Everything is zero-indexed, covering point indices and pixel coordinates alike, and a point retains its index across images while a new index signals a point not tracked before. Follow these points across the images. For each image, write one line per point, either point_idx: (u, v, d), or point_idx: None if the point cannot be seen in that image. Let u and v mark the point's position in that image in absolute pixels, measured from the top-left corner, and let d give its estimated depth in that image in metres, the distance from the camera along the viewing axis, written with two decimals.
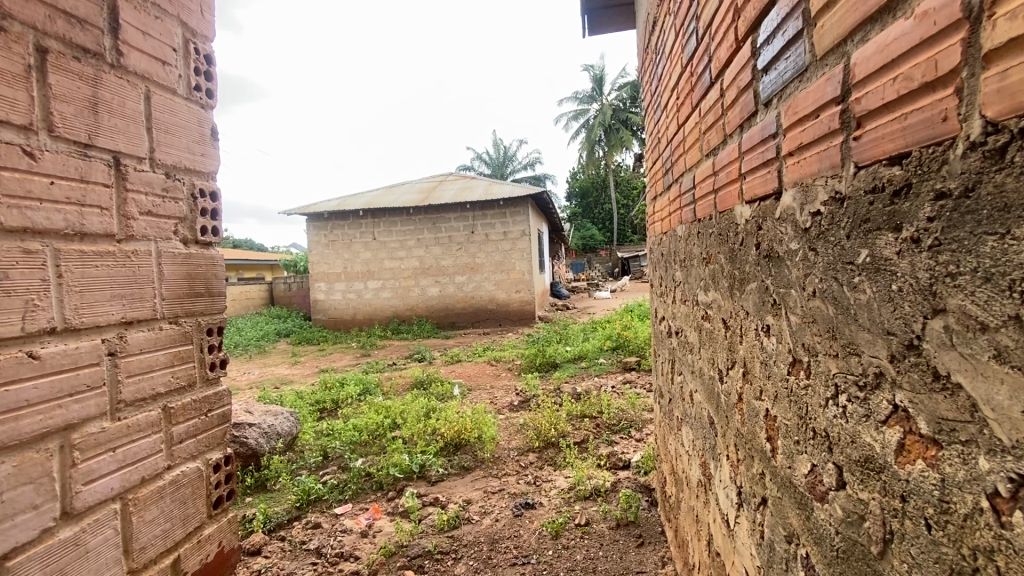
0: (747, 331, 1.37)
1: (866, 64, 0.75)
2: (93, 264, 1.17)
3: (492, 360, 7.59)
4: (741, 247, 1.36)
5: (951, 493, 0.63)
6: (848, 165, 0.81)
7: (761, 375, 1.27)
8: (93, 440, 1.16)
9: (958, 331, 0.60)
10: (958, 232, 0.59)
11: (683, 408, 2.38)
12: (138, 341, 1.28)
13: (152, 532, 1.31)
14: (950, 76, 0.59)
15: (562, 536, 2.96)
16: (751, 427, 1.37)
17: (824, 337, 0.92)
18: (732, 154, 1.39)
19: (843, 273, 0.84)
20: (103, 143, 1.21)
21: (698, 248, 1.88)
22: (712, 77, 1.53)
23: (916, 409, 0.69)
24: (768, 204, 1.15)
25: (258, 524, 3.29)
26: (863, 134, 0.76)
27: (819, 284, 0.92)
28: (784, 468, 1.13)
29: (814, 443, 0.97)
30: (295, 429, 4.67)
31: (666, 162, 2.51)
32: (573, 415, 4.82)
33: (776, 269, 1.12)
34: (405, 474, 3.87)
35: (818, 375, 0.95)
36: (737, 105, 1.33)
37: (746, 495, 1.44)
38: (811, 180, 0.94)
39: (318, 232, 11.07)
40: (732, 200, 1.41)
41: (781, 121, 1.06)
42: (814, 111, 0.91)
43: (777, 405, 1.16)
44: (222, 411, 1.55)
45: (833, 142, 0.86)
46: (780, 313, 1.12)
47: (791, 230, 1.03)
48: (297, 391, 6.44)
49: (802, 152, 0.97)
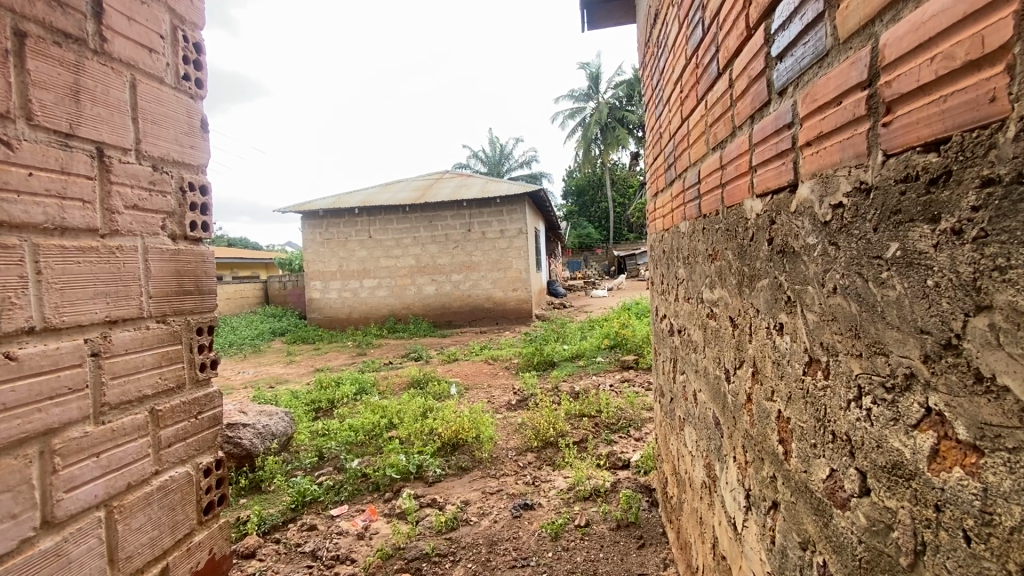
0: (757, 329, 1.32)
1: (898, 45, 0.71)
2: (74, 260, 1.11)
3: (489, 359, 7.53)
4: (751, 243, 1.31)
5: (996, 504, 0.59)
6: (874, 153, 0.77)
7: (773, 375, 1.22)
8: (76, 445, 1.10)
9: (1008, 329, 0.56)
10: (1010, 222, 0.55)
11: (685, 408, 2.34)
12: (123, 341, 1.22)
13: (140, 540, 1.26)
14: (999, 53, 0.56)
15: (562, 537, 2.91)
16: (761, 428, 1.32)
17: (846, 336, 0.87)
18: (742, 146, 1.35)
19: (868, 268, 0.80)
20: (85, 133, 1.15)
21: (703, 245, 1.83)
22: (720, 68, 1.49)
23: (954, 413, 0.65)
24: (782, 197, 1.10)
25: (253, 526, 3.24)
26: (894, 119, 0.72)
27: (841, 280, 0.87)
28: (799, 472, 1.08)
29: (834, 447, 0.93)
30: (290, 430, 4.60)
31: (668, 157, 2.47)
32: (572, 414, 4.77)
33: (791, 264, 1.07)
34: (401, 475, 3.82)
35: (838, 376, 0.91)
36: (748, 95, 1.29)
37: (755, 498, 1.40)
38: (832, 170, 0.89)
39: (313, 230, 10.97)
40: (742, 194, 1.37)
41: (797, 109, 1.02)
42: (836, 98, 0.87)
43: (791, 407, 1.12)
44: (212, 413, 1.50)
45: (857, 129, 0.81)
46: (795, 311, 1.07)
47: (809, 224, 0.98)
48: (292, 391, 6.38)
49: (821, 141, 0.92)
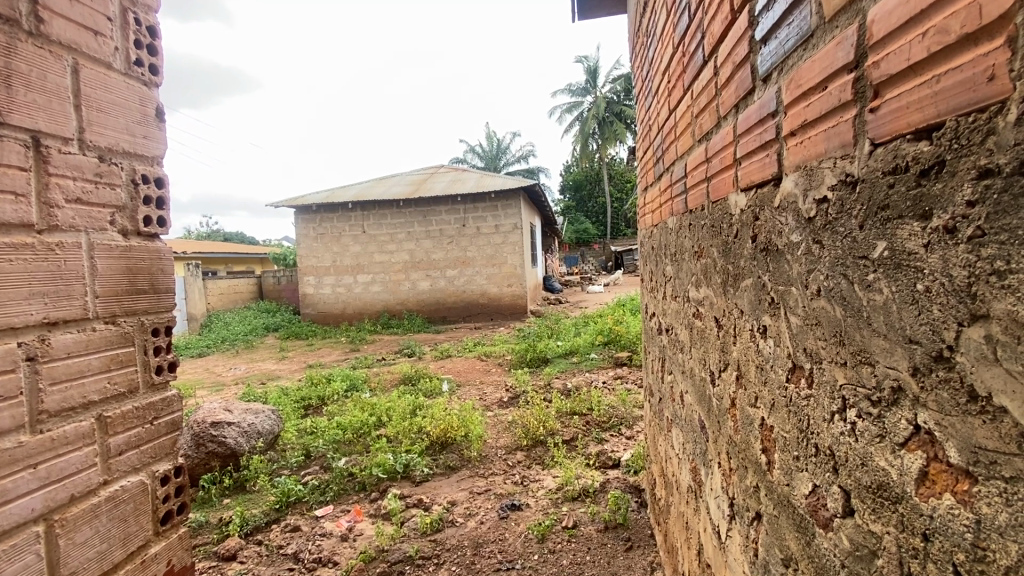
0: (741, 331, 1.25)
1: (886, 21, 0.64)
2: (6, 258, 1.03)
3: (482, 356, 7.45)
4: (735, 240, 1.24)
5: (989, 539, 0.53)
6: (862, 141, 0.70)
7: (757, 381, 1.15)
8: (8, 456, 1.03)
9: (1007, 343, 0.49)
10: (1009, 219, 0.48)
11: (673, 409, 2.27)
12: (63, 344, 1.14)
13: (85, 555, 1.19)
14: (998, 25, 0.50)
15: (548, 540, 2.85)
16: (745, 436, 1.25)
17: (830, 342, 0.80)
18: (726, 137, 1.27)
19: (853, 268, 0.72)
20: (18, 121, 1.07)
21: (689, 241, 1.76)
22: (706, 55, 1.41)
23: (944, 433, 0.58)
24: (766, 191, 1.03)
25: (235, 528, 3.17)
26: (882, 103, 0.65)
27: (825, 281, 0.80)
28: (782, 485, 1.02)
29: (817, 461, 0.86)
30: (277, 427, 4.51)
31: (656, 150, 2.39)
32: (563, 412, 4.71)
33: (775, 264, 1.00)
34: (388, 474, 3.75)
35: (822, 385, 0.84)
36: (732, 83, 1.21)
37: (739, 508, 1.33)
38: (816, 162, 0.82)
39: (306, 225, 10.86)
40: (727, 188, 1.29)
41: (782, 97, 0.94)
42: (821, 82, 0.80)
43: (774, 416, 1.05)
44: (170, 418, 1.43)
45: (842, 116, 0.74)
46: (779, 313, 1.00)
47: (793, 221, 0.91)
48: (283, 387, 6.31)
49: (806, 130, 0.85)
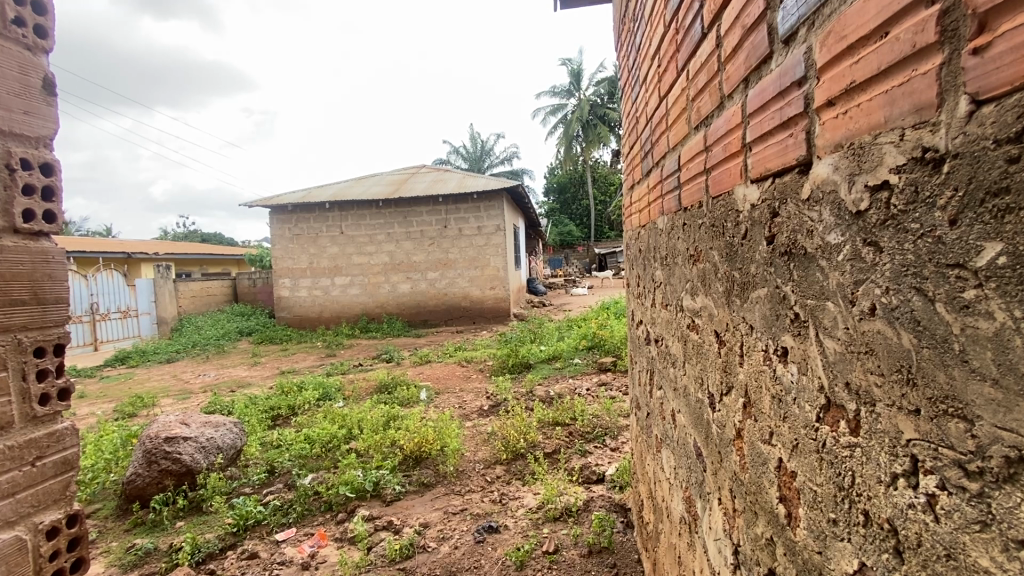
0: (751, 351, 1.04)
1: None
2: None
3: (463, 361, 7.19)
4: (744, 242, 1.03)
5: None
6: (951, 97, 0.49)
7: (772, 414, 0.95)
8: None
9: None
10: None
11: (662, 428, 2.07)
12: None
13: None
14: None
15: (527, 567, 2.62)
16: (755, 476, 1.05)
17: (890, 380, 0.59)
18: (732, 119, 1.07)
19: (935, 280, 0.52)
20: None
21: (683, 243, 1.55)
22: (704, 26, 1.20)
23: None
24: (789, 179, 0.82)
25: (185, 556, 2.87)
26: (994, 39, 0.44)
27: (883, 297, 0.59)
28: (809, 550, 0.81)
29: (867, 534, 0.65)
30: (240, 442, 4.23)
31: (643, 144, 2.20)
32: (545, 422, 4.47)
33: (801, 272, 0.79)
34: (356, 493, 3.47)
35: (875, 436, 0.63)
36: (740, 53, 1.00)
37: (747, 559, 1.12)
38: (869, 137, 0.61)
39: (281, 225, 10.49)
40: (732, 179, 1.09)
41: (812, 58, 0.74)
42: (877, 25, 0.59)
43: (797, 461, 0.84)
44: (57, 458, 1.44)
45: (914, 70, 0.53)
46: (806, 333, 0.79)
47: (830, 216, 0.70)
48: (250, 396, 5.96)
49: (852, 97, 0.64)
